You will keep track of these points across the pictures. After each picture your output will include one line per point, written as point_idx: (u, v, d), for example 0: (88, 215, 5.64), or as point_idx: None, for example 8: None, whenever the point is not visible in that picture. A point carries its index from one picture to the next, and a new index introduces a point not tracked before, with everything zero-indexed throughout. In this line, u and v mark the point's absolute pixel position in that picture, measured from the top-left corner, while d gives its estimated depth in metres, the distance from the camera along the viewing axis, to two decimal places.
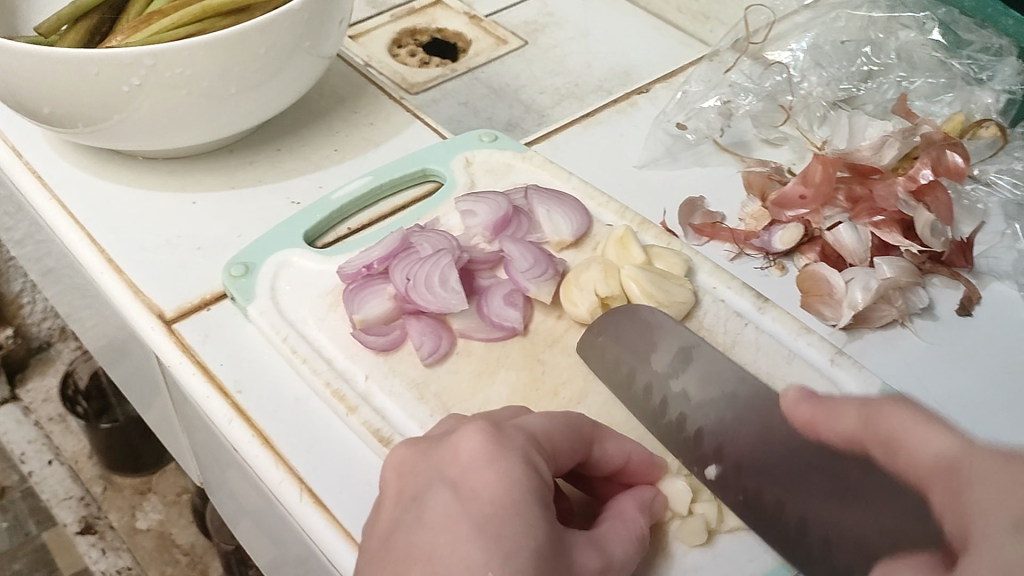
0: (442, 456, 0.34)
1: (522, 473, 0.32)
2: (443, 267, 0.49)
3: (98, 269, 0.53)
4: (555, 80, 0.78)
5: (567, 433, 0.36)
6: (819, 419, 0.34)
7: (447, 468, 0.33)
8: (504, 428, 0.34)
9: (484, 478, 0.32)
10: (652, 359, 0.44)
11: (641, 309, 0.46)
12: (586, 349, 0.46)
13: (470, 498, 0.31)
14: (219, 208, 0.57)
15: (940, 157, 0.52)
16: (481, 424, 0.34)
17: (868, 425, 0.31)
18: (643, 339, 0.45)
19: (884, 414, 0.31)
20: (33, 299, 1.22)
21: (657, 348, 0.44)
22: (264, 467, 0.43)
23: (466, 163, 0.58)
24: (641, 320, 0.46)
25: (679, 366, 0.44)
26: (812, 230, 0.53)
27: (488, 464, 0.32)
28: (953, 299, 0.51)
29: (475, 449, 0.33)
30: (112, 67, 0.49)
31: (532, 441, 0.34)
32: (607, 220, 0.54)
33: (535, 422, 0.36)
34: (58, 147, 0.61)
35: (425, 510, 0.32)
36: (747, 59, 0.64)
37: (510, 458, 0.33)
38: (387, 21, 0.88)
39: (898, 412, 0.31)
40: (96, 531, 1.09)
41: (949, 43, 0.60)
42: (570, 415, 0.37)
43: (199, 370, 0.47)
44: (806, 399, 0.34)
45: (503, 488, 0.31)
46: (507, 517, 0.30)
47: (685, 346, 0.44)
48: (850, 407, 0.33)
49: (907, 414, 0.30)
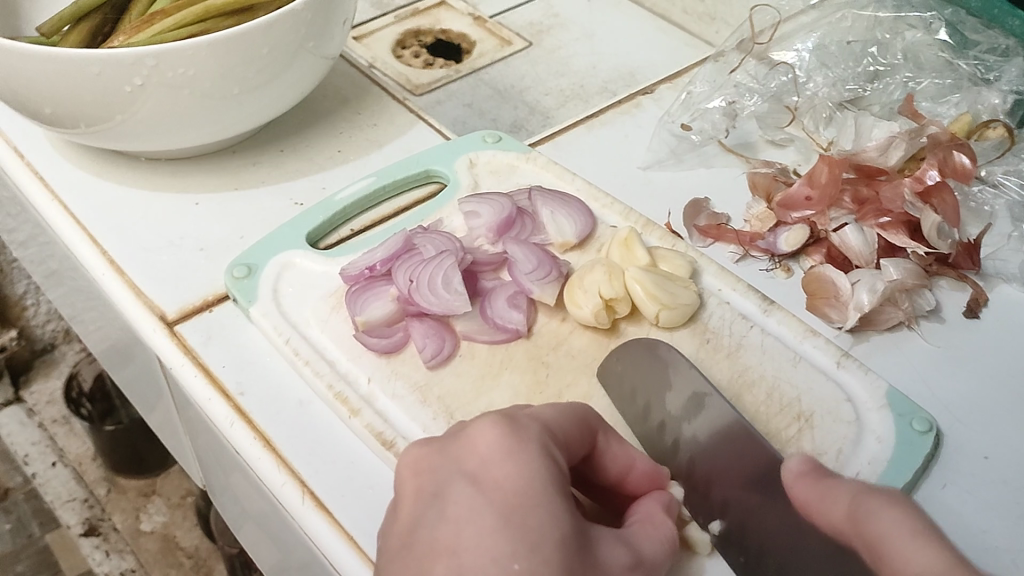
0: (455, 452, 0.34)
1: (542, 466, 0.32)
2: (446, 269, 0.48)
3: (100, 270, 0.52)
4: (559, 81, 0.78)
5: (576, 428, 0.36)
6: (810, 499, 0.34)
7: (464, 461, 0.33)
8: (517, 421, 0.34)
9: (505, 471, 0.32)
10: (667, 399, 0.42)
11: (658, 346, 0.45)
12: (603, 375, 0.45)
13: (492, 490, 0.31)
14: (222, 209, 0.57)
15: (947, 158, 0.52)
16: (495, 417, 0.34)
17: (854, 519, 0.31)
18: (660, 377, 0.43)
19: (873, 511, 0.31)
20: (37, 301, 1.21)
21: (672, 387, 0.43)
22: (267, 469, 0.43)
23: (470, 164, 0.58)
24: (657, 356, 0.44)
25: (691, 411, 0.42)
26: (818, 232, 0.52)
27: (507, 456, 0.32)
28: (960, 301, 0.50)
29: (491, 443, 0.33)
30: (115, 66, 0.49)
31: (545, 435, 0.34)
32: (611, 222, 0.54)
33: (545, 416, 0.35)
34: (60, 147, 0.61)
35: (446, 504, 0.31)
36: (752, 59, 0.64)
37: (527, 451, 0.32)
38: (391, 22, 0.88)
39: (887, 515, 0.30)
40: (99, 533, 1.09)
41: (956, 43, 0.59)
42: (576, 406, 0.37)
43: (201, 372, 0.47)
44: (803, 480, 0.35)
45: (525, 480, 0.31)
46: (531, 508, 0.30)
47: (699, 393, 0.42)
48: (843, 492, 0.33)
49: (901, 519, 0.30)
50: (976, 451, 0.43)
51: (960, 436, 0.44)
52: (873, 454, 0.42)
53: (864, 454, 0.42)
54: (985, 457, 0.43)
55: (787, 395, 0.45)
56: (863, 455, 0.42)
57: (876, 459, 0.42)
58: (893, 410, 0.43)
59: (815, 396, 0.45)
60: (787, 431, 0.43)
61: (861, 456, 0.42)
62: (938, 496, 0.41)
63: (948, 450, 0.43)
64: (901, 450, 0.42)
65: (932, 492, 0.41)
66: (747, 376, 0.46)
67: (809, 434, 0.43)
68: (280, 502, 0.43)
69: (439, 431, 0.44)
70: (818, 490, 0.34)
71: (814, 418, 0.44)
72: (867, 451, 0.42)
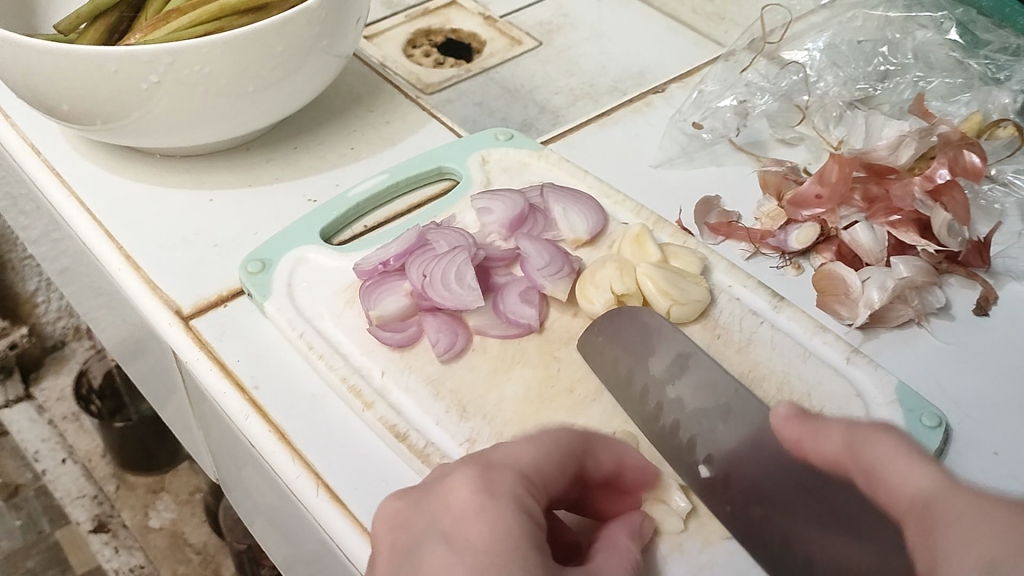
0: (433, 507, 0.33)
1: (517, 519, 0.31)
2: (459, 264, 0.49)
3: (115, 265, 0.53)
4: (569, 80, 0.78)
5: (556, 467, 0.35)
6: (802, 437, 0.33)
7: (439, 517, 0.32)
8: (492, 471, 0.34)
9: (477, 527, 0.31)
10: (651, 363, 0.44)
11: (641, 313, 0.47)
12: (586, 348, 0.46)
13: (464, 548, 0.30)
14: (236, 206, 0.57)
15: (958, 157, 0.51)
16: (471, 469, 0.34)
17: (852, 450, 0.31)
18: (643, 344, 0.45)
19: (868, 441, 0.30)
20: (47, 297, 1.22)
21: (655, 352, 0.45)
22: (281, 463, 0.43)
23: (482, 161, 0.58)
24: (639, 322, 0.46)
25: (675, 372, 0.44)
26: (828, 229, 0.53)
27: (481, 511, 0.31)
28: (970, 299, 0.50)
29: (465, 498, 0.32)
30: (132, 64, 0.49)
31: (522, 482, 0.33)
32: (622, 219, 0.54)
33: (523, 456, 0.35)
34: (75, 143, 0.61)
35: (419, 564, 0.31)
36: (763, 58, 0.64)
37: (501, 506, 0.32)
38: (402, 21, 0.88)
39: (884, 440, 0.30)
40: (109, 530, 1.10)
41: (967, 43, 0.59)
42: (559, 433, 0.36)
43: (217, 366, 0.47)
44: (793, 417, 0.33)
45: (497, 535, 0.30)
46: (505, 565, 0.29)
47: (682, 354, 0.45)
48: (838, 429, 0.32)
49: (896, 446, 0.30)
50: (986, 447, 0.43)
51: (969, 432, 0.44)
52: None
53: None
54: (995, 453, 0.43)
55: (797, 390, 0.45)
56: None
57: None
58: (902, 406, 0.44)
59: (825, 390, 0.45)
60: None
61: None
62: None
63: (958, 445, 0.43)
64: None
65: None
66: (757, 371, 0.46)
67: None
68: (295, 494, 0.43)
69: (452, 423, 0.44)
70: (812, 428, 0.33)
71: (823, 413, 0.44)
72: None
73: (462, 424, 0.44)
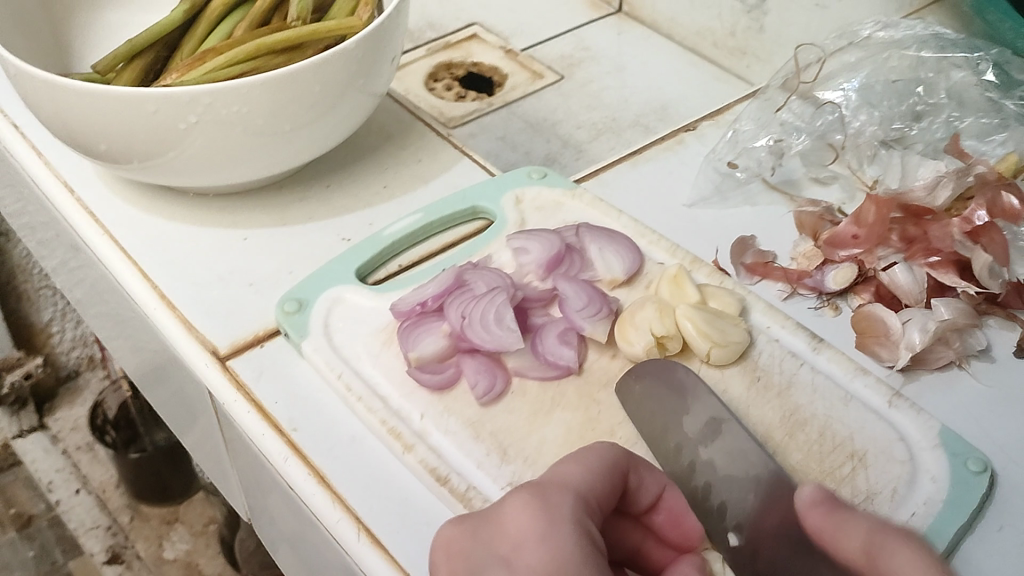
0: (489, 533, 0.33)
1: (576, 541, 0.31)
2: (498, 306, 0.49)
3: (150, 305, 0.53)
4: (592, 114, 0.78)
5: (603, 486, 0.35)
6: (824, 529, 0.35)
7: (498, 545, 0.33)
8: (545, 492, 0.34)
9: (537, 555, 0.31)
10: (685, 423, 0.43)
11: (677, 369, 0.46)
12: (622, 393, 0.46)
13: None
14: (271, 244, 0.57)
15: (996, 199, 0.52)
16: (525, 491, 0.34)
17: (872, 559, 0.33)
18: (679, 406, 0.44)
19: (888, 553, 0.33)
20: (63, 327, 1.21)
21: (692, 425, 0.43)
22: (322, 506, 0.43)
23: (516, 200, 0.58)
24: (676, 381, 0.45)
25: (709, 433, 0.43)
26: (866, 270, 0.52)
27: (540, 536, 0.32)
28: (1009, 340, 0.50)
29: (522, 524, 0.32)
30: (172, 104, 0.49)
31: (576, 501, 0.34)
32: (658, 259, 0.54)
33: (572, 476, 0.35)
34: (108, 181, 0.61)
35: None
36: (798, 97, 0.64)
37: (560, 530, 0.32)
38: (423, 55, 0.88)
39: (904, 554, 0.32)
40: (122, 561, 1.09)
41: (1002, 83, 0.60)
42: (605, 450, 0.37)
43: (255, 409, 0.47)
44: (819, 509, 0.36)
45: (557, 561, 0.31)
46: None
47: (714, 429, 0.43)
48: (860, 528, 0.34)
49: (914, 558, 0.32)
50: None
51: (1014, 477, 0.44)
52: (928, 495, 0.42)
53: (919, 495, 0.42)
54: None
55: (840, 434, 0.45)
56: (918, 496, 0.42)
57: (931, 499, 0.42)
58: (947, 450, 0.44)
59: (868, 434, 0.45)
60: (840, 469, 0.43)
61: (916, 497, 0.42)
62: (995, 538, 0.41)
63: (1003, 490, 0.43)
64: (957, 490, 0.42)
65: (988, 533, 0.41)
66: (800, 415, 0.46)
67: (863, 472, 0.43)
68: (335, 539, 0.43)
69: (493, 467, 0.44)
70: (834, 520, 0.35)
71: (867, 457, 0.44)
72: (922, 491, 0.42)
73: (503, 466, 0.44)
